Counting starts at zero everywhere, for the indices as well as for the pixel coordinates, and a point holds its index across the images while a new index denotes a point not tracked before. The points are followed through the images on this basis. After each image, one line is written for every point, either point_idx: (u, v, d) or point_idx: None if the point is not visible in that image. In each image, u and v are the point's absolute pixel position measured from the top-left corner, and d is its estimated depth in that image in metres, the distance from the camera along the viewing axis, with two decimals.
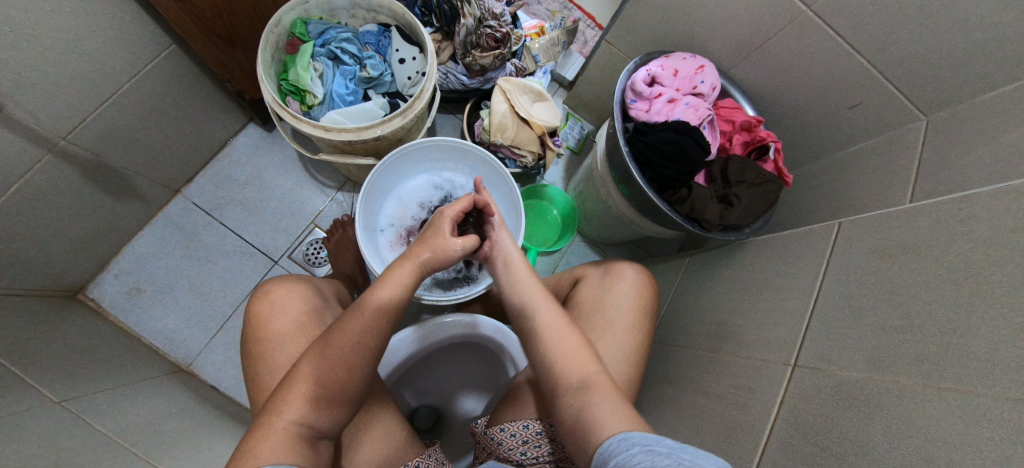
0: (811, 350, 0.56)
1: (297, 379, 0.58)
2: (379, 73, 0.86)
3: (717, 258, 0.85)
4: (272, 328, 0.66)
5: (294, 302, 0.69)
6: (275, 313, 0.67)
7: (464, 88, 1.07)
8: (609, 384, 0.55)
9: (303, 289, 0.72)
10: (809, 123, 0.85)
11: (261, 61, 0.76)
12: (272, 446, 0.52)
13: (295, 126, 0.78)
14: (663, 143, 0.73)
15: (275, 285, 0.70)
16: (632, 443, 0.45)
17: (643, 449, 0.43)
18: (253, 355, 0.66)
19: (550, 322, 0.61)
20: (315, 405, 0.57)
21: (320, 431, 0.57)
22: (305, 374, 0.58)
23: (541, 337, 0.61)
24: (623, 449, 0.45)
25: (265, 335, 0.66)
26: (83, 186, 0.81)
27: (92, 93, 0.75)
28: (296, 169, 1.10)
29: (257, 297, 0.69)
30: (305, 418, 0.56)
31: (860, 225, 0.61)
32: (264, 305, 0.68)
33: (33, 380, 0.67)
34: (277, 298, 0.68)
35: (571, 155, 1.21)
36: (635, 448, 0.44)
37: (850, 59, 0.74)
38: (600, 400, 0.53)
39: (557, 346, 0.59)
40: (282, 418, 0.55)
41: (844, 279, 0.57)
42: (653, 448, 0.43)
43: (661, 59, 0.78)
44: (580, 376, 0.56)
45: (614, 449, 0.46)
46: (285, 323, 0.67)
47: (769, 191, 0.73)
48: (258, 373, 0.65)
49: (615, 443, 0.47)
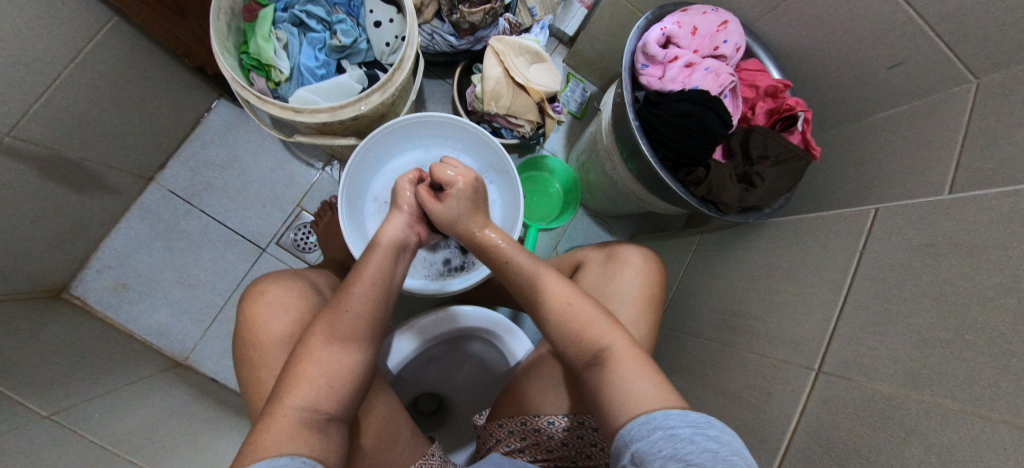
0: (839, 357, 0.51)
1: (298, 363, 0.51)
2: (352, 40, 0.75)
3: (731, 238, 0.79)
4: (270, 329, 0.60)
5: (291, 299, 0.63)
6: (272, 312, 0.61)
7: (452, 50, 0.96)
8: (632, 352, 0.51)
9: (300, 286, 0.66)
10: (837, 85, 0.77)
11: (214, 32, 0.66)
12: (274, 437, 0.45)
13: (262, 108, 0.69)
14: (678, 117, 0.64)
15: (269, 284, 0.64)
16: (651, 426, 0.42)
17: (666, 436, 0.40)
18: (248, 362, 0.60)
19: (556, 295, 0.57)
20: (321, 388, 0.50)
21: (329, 416, 0.50)
22: (305, 357, 0.52)
23: (552, 314, 0.56)
24: (645, 436, 0.42)
25: (260, 337, 0.60)
26: (42, 182, 0.75)
27: (31, 80, 0.66)
28: (276, 148, 1.01)
29: (250, 300, 0.63)
30: (310, 403, 0.49)
31: (900, 213, 0.54)
32: (260, 307, 0.62)
33: (17, 395, 0.64)
34: (271, 297, 0.62)
35: (572, 120, 1.11)
36: (656, 433, 0.41)
37: (895, 9, 0.64)
38: (620, 369, 0.49)
39: (562, 322, 0.55)
40: (285, 407, 0.48)
41: (878, 277, 0.52)
42: (677, 435, 0.40)
43: (677, 14, 0.67)
44: (596, 350, 0.52)
45: (635, 433, 0.43)
46: (283, 323, 0.61)
47: (795, 168, 0.65)
48: (256, 378, 0.59)
49: (636, 427, 0.43)
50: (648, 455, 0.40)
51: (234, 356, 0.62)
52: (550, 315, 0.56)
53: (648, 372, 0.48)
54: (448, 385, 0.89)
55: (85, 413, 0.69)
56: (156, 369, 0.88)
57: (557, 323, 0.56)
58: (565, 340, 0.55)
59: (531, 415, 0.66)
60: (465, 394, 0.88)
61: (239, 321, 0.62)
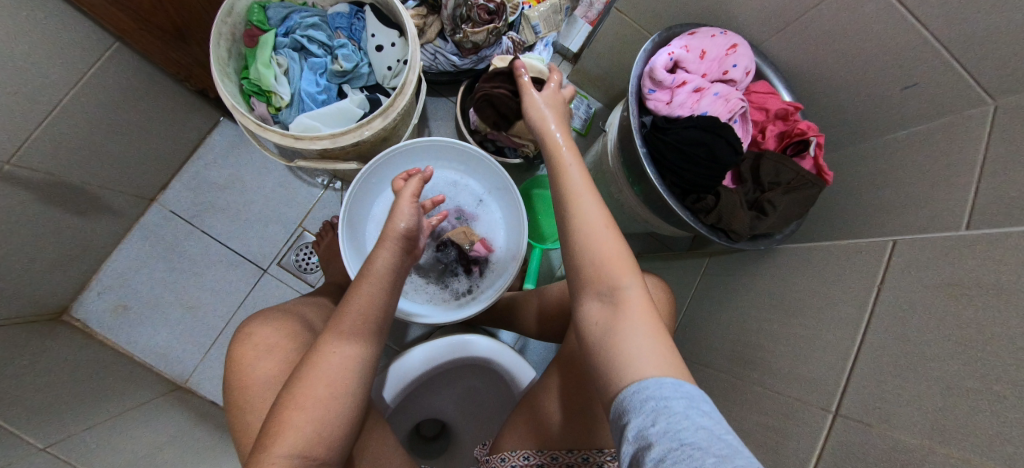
0: (857, 399, 0.49)
1: (284, 410, 0.50)
2: (353, 64, 0.74)
3: (741, 263, 0.77)
4: (256, 370, 0.59)
5: (277, 339, 0.62)
6: (259, 354, 0.60)
7: (455, 69, 0.95)
8: (646, 307, 0.47)
9: (289, 324, 0.65)
10: (845, 106, 0.74)
11: (215, 59, 0.65)
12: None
13: (262, 135, 0.68)
14: (688, 144, 0.62)
15: (256, 325, 0.63)
16: (644, 397, 0.40)
17: (660, 407, 0.39)
18: (236, 406, 0.59)
19: (589, 214, 0.51)
20: (309, 434, 0.50)
21: (320, 462, 0.50)
22: (291, 403, 0.50)
23: (576, 230, 0.50)
24: (638, 406, 0.40)
25: (247, 381, 0.59)
26: (43, 208, 0.74)
27: (31, 108, 0.66)
28: (277, 168, 1.01)
29: (238, 342, 0.62)
30: (299, 450, 0.49)
31: (920, 247, 0.52)
32: (247, 348, 0.61)
33: (14, 426, 0.63)
34: (258, 339, 0.62)
35: (577, 138, 1.10)
36: (649, 404, 0.39)
37: (910, 32, 0.61)
38: (631, 321, 0.46)
39: (582, 246, 0.50)
40: (273, 456, 0.48)
41: (898, 316, 0.49)
42: (670, 406, 0.38)
43: (685, 37, 0.66)
44: (611, 286, 0.48)
45: (631, 403, 0.41)
46: (270, 364, 0.60)
47: (807, 196, 0.63)
48: (244, 420, 0.58)
49: (632, 395, 0.41)
50: (642, 428, 0.38)
51: (224, 398, 0.61)
52: (572, 233, 0.51)
53: (659, 335, 0.46)
54: (450, 412, 0.87)
55: (83, 443, 0.68)
56: (156, 393, 0.87)
57: (579, 244, 0.50)
58: (580, 265, 0.50)
59: (533, 450, 0.64)
60: (466, 421, 0.87)
61: (228, 363, 0.61)
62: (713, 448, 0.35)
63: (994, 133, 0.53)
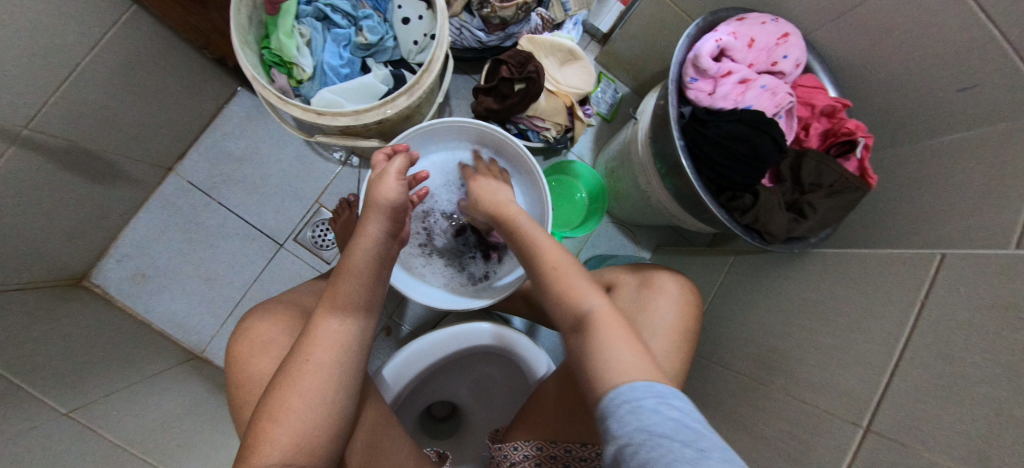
0: (892, 416, 0.47)
1: (260, 421, 0.49)
2: (379, 37, 0.71)
3: (769, 264, 0.75)
4: (252, 369, 0.58)
5: (274, 335, 0.61)
6: (255, 351, 0.59)
7: (480, 46, 0.91)
8: (616, 323, 0.50)
9: (288, 318, 0.64)
10: (893, 104, 0.70)
11: (235, 27, 0.62)
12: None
13: (282, 109, 0.66)
14: (729, 138, 0.59)
15: (256, 320, 0.63)
16: (619, 401, 0.42)
17: (632, 409, 0.41)
18: (236, 403, 0.58)
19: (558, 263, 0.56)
20: (288, 444, 0.48)
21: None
22: (268, 413, 0.49)
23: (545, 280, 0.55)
24: (614, 412, 0.42)
25: (243, 377, 0.58)
26: (62, 173, 0.73)
27: (50, 72, 0.64)
28: (295, 141, 0.99)
29: (238, 337, 0.61)
30: (277, 460, 0.47)
31: (973, 260, 0.49)
32: (244, 345, 0.60)
33: (37, 391, 0.64)
34: (256, 335, 0.61)
35: (603, 123, 1.06)
36: (623, 407, 0.42)
37: (976, 26, 0.56)
38: (600, 335, 0.49)
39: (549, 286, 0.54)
40: None
41: (943, 335, 0.47)
42: (642, 407, 0.40)
43: (733, 23, 0.61)
44: (576, 315, 0.52)
45: (606, 410, 0.43)
46: (266, 361, 0.58)
47: (848, 200, 0.60)
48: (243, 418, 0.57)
49: (607, 403, 0.43)
50: (618, 430, 0.40)
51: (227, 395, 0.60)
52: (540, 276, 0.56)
53: (630, 343, 0.48)
54: (461, 398, 0.87)
55: (103, 409, 0.69)
56: (174, 362, 0.88)
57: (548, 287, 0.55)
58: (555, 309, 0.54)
59: (545, 441, 0.64)
60: (478, 408, 0.86)
61: (228, 358, 0.61)
62: (680, 436, 0.37)
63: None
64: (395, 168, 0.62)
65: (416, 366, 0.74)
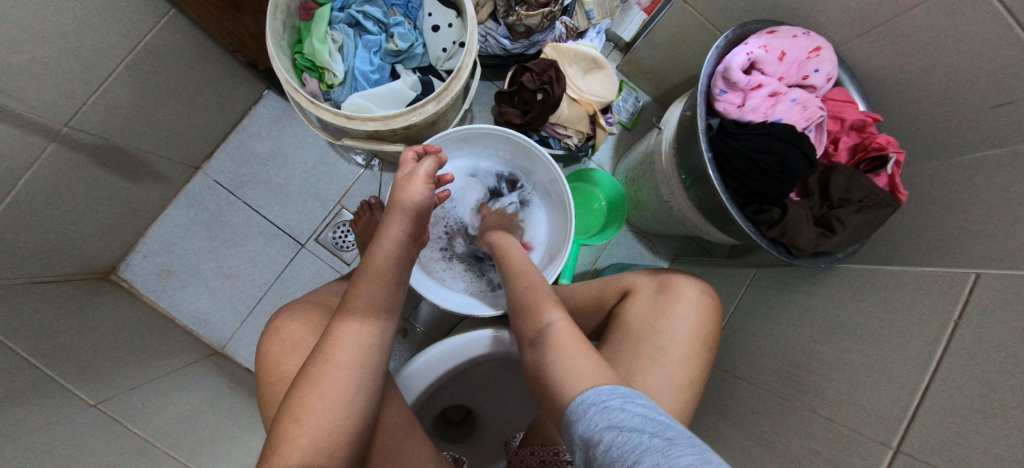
0: (923, 438, 0.46)
1: (283, 420, 0.49)
2: (409, 44, 0.72)
3: (793, 279, 0.74)
4: (281, 368, 0.59)
5: (301, 335, 0.62)
6: (285, 351, 0.60)
7: (505, 53, 0.92)
8: (570, 333, 0.53)
9: (316, 319, 0.65)
10: (923, 120, 0.69)
11: (270, 32, 0.63)
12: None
13: (313, 113, 0.67)
14: (758, 151, 0.59)
15: (287, 320, 0.64)
16: (587, 405, 0.44)
17: (600, 410, 0.42)
18: (265, 402, 0.59)
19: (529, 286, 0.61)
20: (310, 445, 0.48)
21: None
22: (292, 414, 0.49)
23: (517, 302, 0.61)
24: (585, 417, 0.43)
25: (271, 376, 0.59)
26: (97, 170, 0.75)
27: (91, 73, 0.66)
28: (319, 143, 1.00)
29: (269, 337, 0.63)
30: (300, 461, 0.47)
31: (1008, 281, 0.48)
32: (274, 344, 0.61)
33: (67, 382, 0.65)
34: (285, 333, 0.62)
35: (623, 131, 1.06)
36: (591, 410, 0.43)
37: (1014, 44, 0.56)
38: (556, 343, 0.52)
39: (523, 302, 0.60)
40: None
41: (978, 355, 0.46)
42: (608, 405, 0.42)
43: (765, 36, 0.61)
44: (540, 327, 0.56)
45: (576, 415, 0.44)
46: (294, 361, 0.59)
47: (878, 216, 0.59)
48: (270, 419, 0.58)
49: (577, 408, 0.45)
50: (591, 434, 0.41)
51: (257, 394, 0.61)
52: (517, 299, 0.61)
53: (584, 352, 0.50)
54: (477, 403, 0.87)
55: (128, 403, 0.70)
56: (196, 358, 0.89)
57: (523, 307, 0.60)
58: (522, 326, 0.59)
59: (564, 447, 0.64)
60: (495, 412, 0.87)
61: (258, 356, 0.62)
62: (648, 427, 0.38)
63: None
64: (424, 172, 0.62)
65: (439, 369, 0.75)
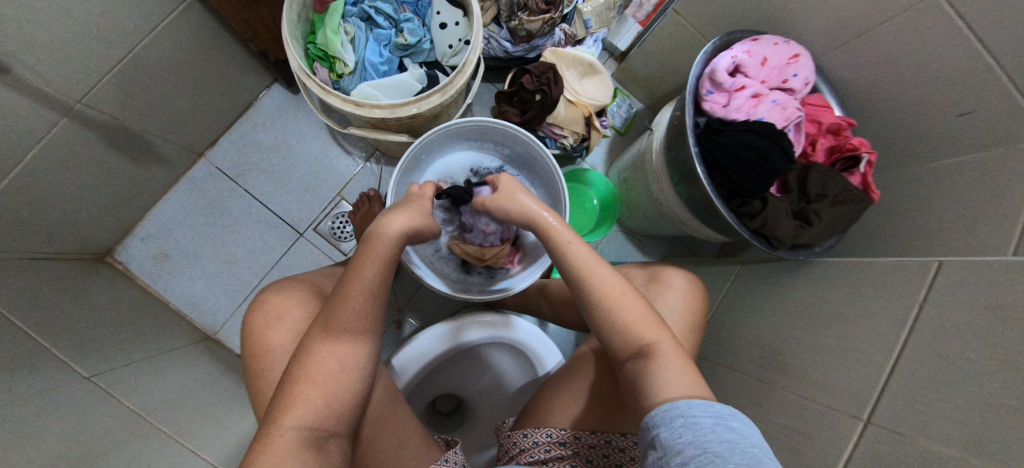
0: (891, 409, 0.50)
1: (290, 383, 0.53)
2: (417, 39, 0.77)
3: (775, 273, 0.78)
4: (268, 339, 0.61)
5: (286, 308, 0.63)
6: (270, 323, 0.61)
7: (506, 56, 0.97)
8: (677, 353, 0.50)
9: (301, 293, 0.66)
10: (894, 127, 0.75)
11: (287, 20, 0.67)
12: (271, 458, 0.48)
13: (324, 98, 0.70)
14: (740, 147, 0.64)
15: (272, 293, 0.65)
16: (673, 414, 0.43)
17: (687, 423, 0.42)
18: (252, 371, 0.61)
19: (608, 285, 0.55)
20: (317, 408, 0.52)
21: (326, 432, 0.52)
22: (296, 380, 0.53)
23: (597, 304, 0.54)
24: (667, 422, 0.43)
25: (258, 347, 0.61)
26: (104, 149, 0.77)
27: (107, 52, 0.68)
28: (323, 135, 1.03)
29: (253, 310, 0.64)
30: (306, 422, 0.51)
31: (967, 268, 0.53)
32: (258, 316, 0.62)
33: (62, 355, 0.65)
34: (271, 306, 0.63)
35: (617, 136, 1.11)
36: (677, 420, 0.43)
37: (975, 57, 0.62)
38: (664, 364, 0.49)
39: (613, 309, 0.53)
40: (280, 427, 0.50)
41: (941, 332, 0.50)
42: (697, 423, 0.41)
43: (747, 42, 0.66)
44: (639, 344, 0.51)
45: (657, 419, 0.44)
46: (280, 333, 0.61)
47: (853, 211, 0.64)
48: (259, 389, 0.59)
49: (660, 413, 0.44)
50: (670, 440, 0.42)
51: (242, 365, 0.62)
52: (599, 306, 0.54)
53: (691, 375, 0.48)
54: (472, 391, 0.89)
55: (122, 378, 0.70)
56: (189, 341, 0.90)
57: (604, 313, 0.54)
58: (608, 333, 0.53)
59: (557, 428, 0.67)
60: (486, 403, 0.88)
61: (244, 329, 0.63)
62: (736, 457, 0.38)
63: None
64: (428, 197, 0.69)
65: (431, 352, 0.77)
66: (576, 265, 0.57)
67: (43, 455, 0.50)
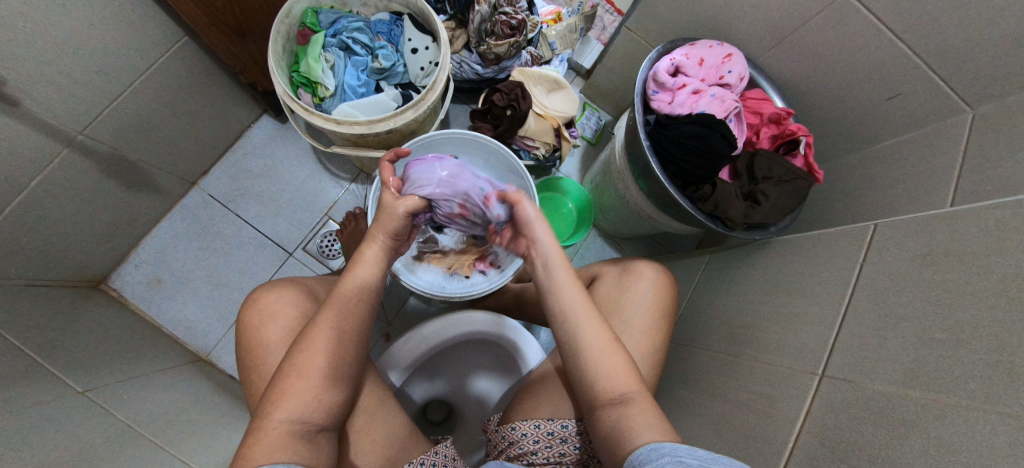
0: (842, 360, 0.53)
1: (286, 377, 0.54)
2: (391, 63, 0.85)
3: (740, 257, 0.83)
4: (262, 335, 0.64)
5: (280, 306, 0.66)
6: (264, 320, 0.64)
7: (477, 78, 1.05)
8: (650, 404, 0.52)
9: (294, 291, 0.69)
10: (832, 116, 0.82)
11: (273, 51, 0.75)
12: (265, 448, 0.48)
13: (306, 118, 0.76)
14: (686, 137, 0.70)
15: (264, 291, 0.68)
16: (661, 453, 0.44)
17: (672, 459, 0.42)
18: (247, 365, 0.64)
19: (593, 334, 0.56)
20: (307, 401, 0.53)
21: (318, 427, 0.54)
22: (289, 373, 0.54)
23: (584, 354, 0.55)
24: (653, 459, 0.44)
25: (254, 342, 0.64)
26: (102, 178, 0.82)
27: (108, 87, 0.75)
28: (309, 160, 1.09)
29: (248, 306, 0.67)
30: (298, 415, 0.52)
31: (897, 226, 0.57)
32: (253, 313, 0.65)
33: (56, 370, 0.68)
34: (265, 304, 0.66)
35: (587, 146, 1.18)
36: (664, 458, 0.43)
37: (889, 45, 0.69)
38: (638, 415, 0.51)
39: (598, 362, 0.54)
40: (271, 419, 0.51)
41: (878, 285, 0.54)
42: (682, 459, 0.41)
43: (686, 47, 0.74)
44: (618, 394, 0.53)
45: (644, 458, 0.45)
46: (274, 329, 0.64)
47: (798, 188, 0.69)
48: (253, 382, 0.62)
49: (646, 452, 0.45)
50: None
51: (238, 361, 0.65)
52: (582, 358, 0.55)
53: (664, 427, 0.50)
54: (462, 393, 0.90)
55: (115, 393, 0.72)
56: (181, 362, 0.92)
57: (591, 363, 0.55)
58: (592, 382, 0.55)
59: (545, 418, 0.68)
60: (476, 403, 0.89)
61: (239, 326, 0.66)
62: None
63: (973, 137, 0.60)
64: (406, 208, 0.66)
65: (415, 351, 0.80)
66: (564, 309, 0.57)
67: (35, 454, 0.52)
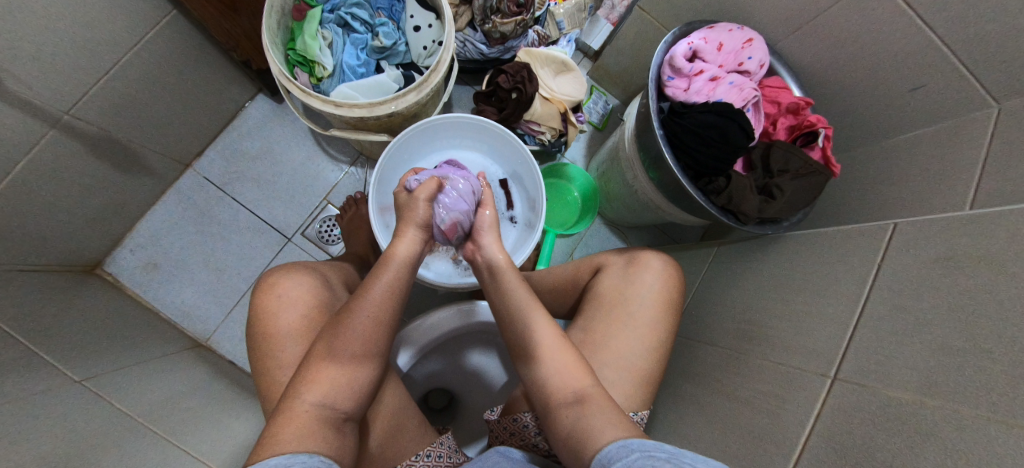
0: (855, 364, 0.52)
1: (315, 362, 0.53)
2: (393, 42, 0.81)
3: (750, 251, 0.81)
4: (281, 321, 0.62)
5: (300, 293, 0.64)
6: (282, 305, 0.63)
7: (482, 58, 1.01)
8: (605, 399, 0.51)
9: (311, 279, 0.67)
10: (851, 107, 0.79)
11: (267, 27, 0.70)
12: (295, 432, 0.47)
13: (304, 100, 0.72)
14: (702, 127, 0.67)
15: (282, 276, 0.65)
16: (630, 450, 0.43)
17: (643, 455, 0.41)
18: (262, 353, 0.61)
19: (541, 331, 0.57)
20: (338, 386, 0.52)
21: (346, 415, 0.52)
22: (320, 356, 0.53)
23: (532, 351, 0.56)
24: (621, 457, 0.42)
25: (271, 328, 0.62)
26: (91, 160, 0.79)
27: (94, 63, 0.71)
28: (307, 142, 1.05)
29: (262, 292, 0.64)
30: (327, 400, 0.51)
31: (918, 227, 0.56)
32: (271, 299, 0.63)
33: (51, 358, 0.66)
34: (283, 290, 0.64)
35: (593, 131, 1.15)
36: (633, 455, 0.42)
37: (917, 34, 0.66)
38: (596, 412, 0.49)
39: (543, 354, 0.55)
40: (302, 402, 0.50)
41: (897, 288, 0.53)
42: (652, 454, 0.40)
43: (704, 31, 0.71)
44: (575, 391, 0.52)
45: (612, 456, 0.43)
46: (294, 316, 0.62)
47: (814, 183, 0.67)
48: (267, 371, 0.60)
49: (614, 450, 0.44)
50: None
51: (249, 348, 0.63)
52: (530, 354, 0.56)
53: (623, 421, 0.48)
54: (463, 384, 0.89)
55: (112, 381, 0.71)
56: (179, 348, 0.90)
57: (538, 359, 0.55)
58: (545, 381, 0.54)
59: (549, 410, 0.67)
60: (478, 393, 0.89)
61: (252, 312, 0.64)
62: None
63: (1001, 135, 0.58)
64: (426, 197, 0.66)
65: (416, 345, 0.78)
66: (513, 309, 0.60)
67: (33, 447, 0.51)
